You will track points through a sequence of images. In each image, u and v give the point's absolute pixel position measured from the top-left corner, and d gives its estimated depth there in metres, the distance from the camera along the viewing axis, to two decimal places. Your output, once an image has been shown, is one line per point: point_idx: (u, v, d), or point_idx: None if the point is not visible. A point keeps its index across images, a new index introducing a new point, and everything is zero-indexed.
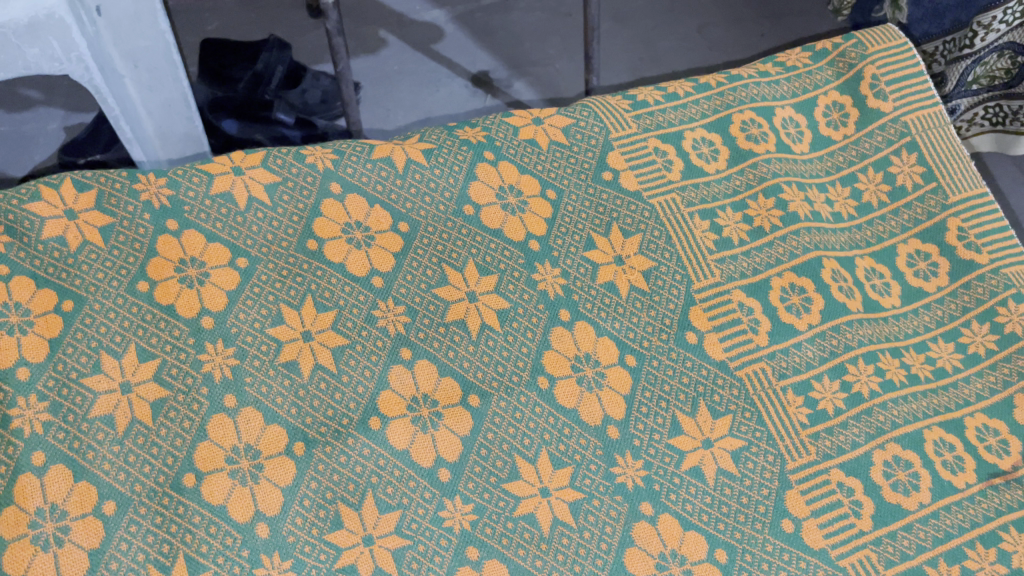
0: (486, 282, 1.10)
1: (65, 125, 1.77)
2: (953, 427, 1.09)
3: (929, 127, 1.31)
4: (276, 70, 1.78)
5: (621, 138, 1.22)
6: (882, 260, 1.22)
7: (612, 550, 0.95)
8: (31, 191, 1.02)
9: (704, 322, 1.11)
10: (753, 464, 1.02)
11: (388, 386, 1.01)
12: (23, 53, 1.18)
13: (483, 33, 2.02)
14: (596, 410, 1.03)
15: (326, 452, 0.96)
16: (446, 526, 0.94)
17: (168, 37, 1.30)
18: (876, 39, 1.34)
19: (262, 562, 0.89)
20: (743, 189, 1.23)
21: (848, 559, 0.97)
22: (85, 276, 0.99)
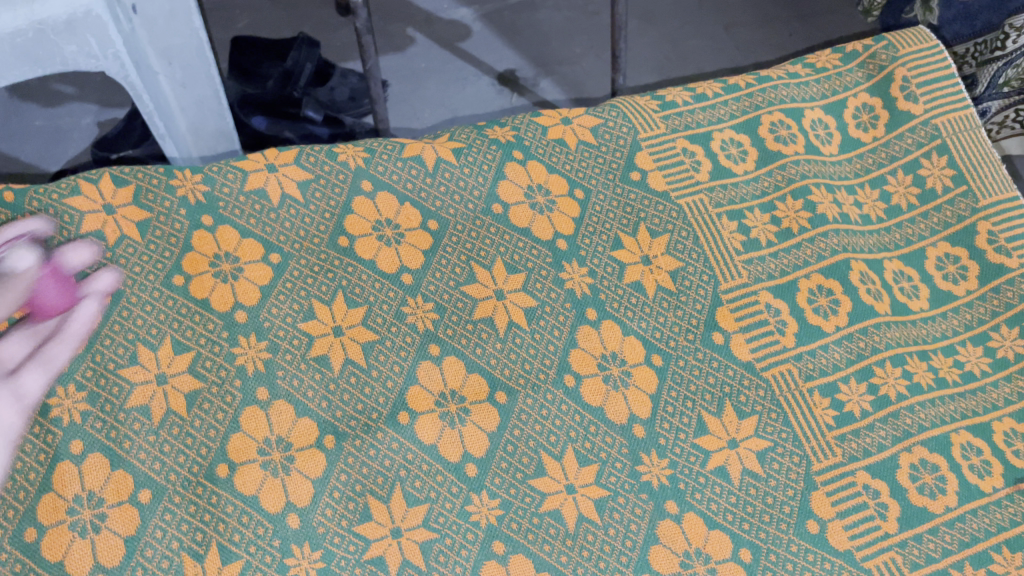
0: (514, 280, 1.11)
1: (98, 120, 1.80)
2: (981, 431, 1.08)
3: (960, 130, 1.31)
4: (304, 67, 1.78)
5: (649, 138, 1.23)
6: (910, 262, 1.22)
7: (637, 547, 0.96)
8: (70, 185, 1.04)
9: (731, 323, 1.12)
10: (779, 465, 1.03)
11: (416, 381, 1.03)
12: (61, 50, 1.19)
13: (510, 32, 2.03)
14: (622, 409, 1.04)
15: (356, 446, 0.98)
16: (472, 520, 0.95)
17: (201, 35, 1.31)
18: (906, 41, 1.34)
19: (293, 552, 0.91)
20: (771, 190, 1.23)
21: (873, 560, 0.98)
22: (122, 270, 1.02)
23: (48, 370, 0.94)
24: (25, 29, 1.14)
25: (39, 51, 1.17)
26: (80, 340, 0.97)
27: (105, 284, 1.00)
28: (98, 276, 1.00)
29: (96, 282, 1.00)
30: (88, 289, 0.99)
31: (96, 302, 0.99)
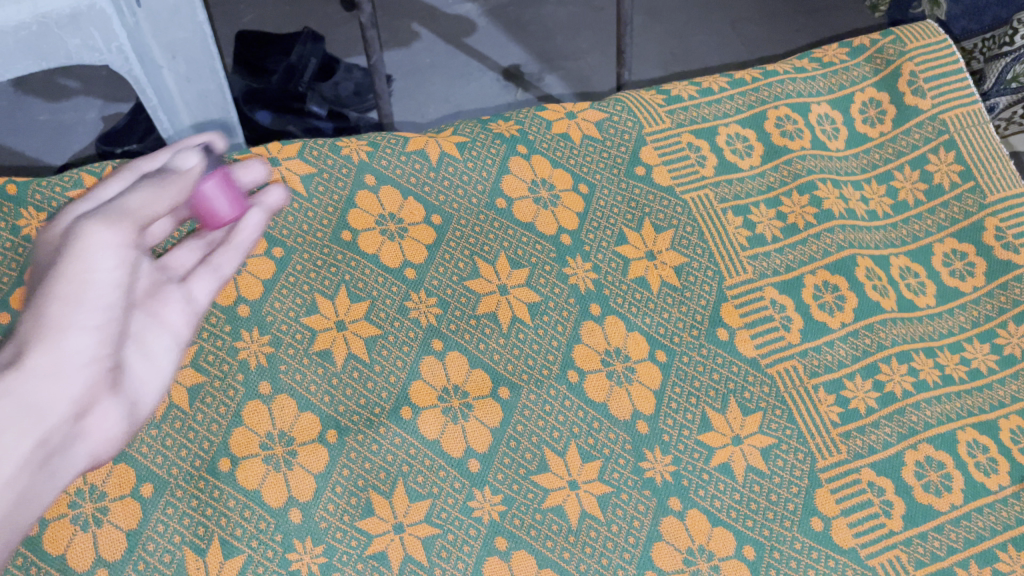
0: (518, 275, 1.10)
1: (103, 115, 1.80)
2: (987, 428, 1.08)
3: (967, 125, 1.29)
4: (310, 62, 1.79)
5: (654, 133, 1.22)
6: (917, 258, 1.21)
7: (640, 544, 0.96)
8: (74, 180, 1.05)
9: (736, 319, 1.11)
10: (783, 462, 1.02)
11: (419, 376, 1.02)
12: (65, 44, 1.18)
13: (516, 27, 2.03)
14: (625, 405, 1.04)
15: (358, 440, 0.97)
16: (475, 516, 0.95)
17: (206, 29, 1.30)
18: (913, 36, 1.33)
19: (295, 547, 0.91)
20: (777, 185, 1.22)
21: (877, 558, 0.97)
22: None
23: (219, 277, 0.97)
24: (29, 22, 1.13)
25: (43, 45, 1.16)
26: (245, 247, 1.00)
27: (273, 200, 1.04)
28: (269, 192, 1.04)
29: (267, 196, 1.04)
30: (259, 202, 1.02)
31: (262, 214, 1.02)
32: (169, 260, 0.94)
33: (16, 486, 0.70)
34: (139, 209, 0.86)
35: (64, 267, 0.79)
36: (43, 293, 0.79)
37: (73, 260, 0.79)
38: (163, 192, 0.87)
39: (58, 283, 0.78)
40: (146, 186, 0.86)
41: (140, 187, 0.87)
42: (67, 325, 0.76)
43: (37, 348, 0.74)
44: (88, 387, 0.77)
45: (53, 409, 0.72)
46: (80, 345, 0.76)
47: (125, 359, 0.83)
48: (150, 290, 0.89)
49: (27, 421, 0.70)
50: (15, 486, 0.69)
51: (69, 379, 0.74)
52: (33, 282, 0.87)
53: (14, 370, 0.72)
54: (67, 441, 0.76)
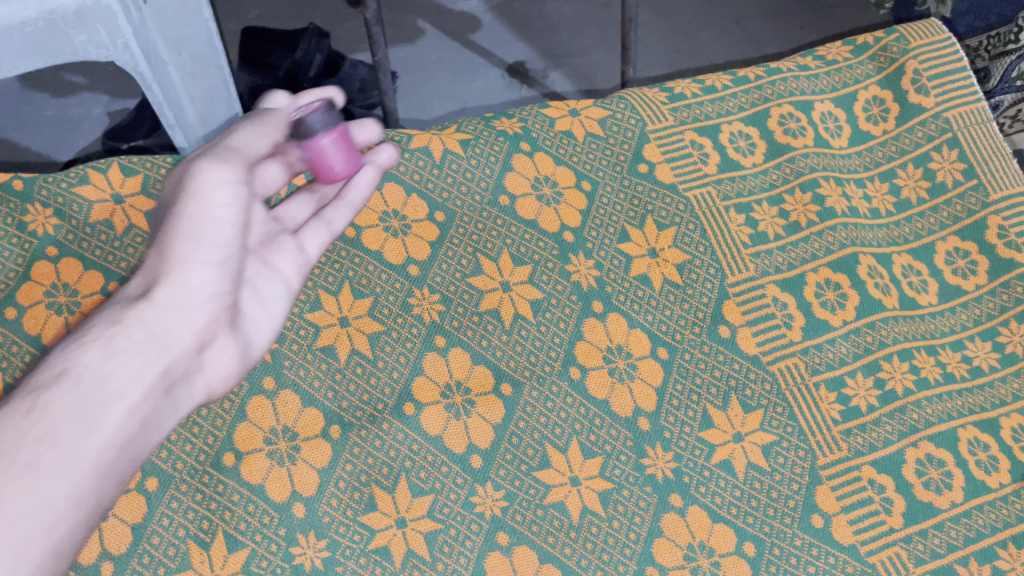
0: (520, 272, 1.11)
1: (109, 111, 1.81)
2: (988, 427, 1.08)
3: (971, 123, 1.29)
4: (315, 58, 1.80)
5: (657, 131, 1.22)
6: (920, 257, 1.21)
7: (640, 540, 0.96)
8: (79, 175, 1.06)
9: (738, 316, 1.11)
10: (784, 459, 1.03)
11: (422, 372, 1.03)
12: (71, 40, 1.19)
13: (520, 24, 2.03)
14: (627, 402, 1.04)
15: (361, 436, 0.98)
16: (477, 511, 0.96)
17: (210, 25, 1.32)
18: (918, 34, 1.33)
19: (298, 541, 0.92)
20: (780, 183, 1.22)
21: (877, 555, 0.98)
22: (129, 259, 1.03)
23: (329, 232, 1.03)
24: (35, 18, 1.13)
25: (50, 41, 1.17)
26: (357, 204, 1.05)
27: (385, 158, 1.07)
28: (380, 150, 1.07)
29: (380, 155, 1.07)
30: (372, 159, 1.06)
31: (375, 172, 1.05)
32: (281, 212, 1.03)
33: (138, 409, 0.78)
34: (252, 151, 0.91)
35: (184, 211, 0.86)
36: (165, 227, 0.87)
37: (191, 205, 0.86)
38: (263, 136, 0.92)
39: (180, 220, 0.85)
40: (249, 125, 0.91)
41: (246, 125, 0.93)
42: (190, 262, 0.84)
43: (164, 283, 0.83)
44: (212, 318, 0.87)
45: (177, 336, 0.83)
46: (206, 282, 0.86)
47: (241, 303, 0.92)
48: (263, 239, 0.98)
49: (150, 348, 0.81)
50: (139, 410, 0.78)
51: (193, 311, 0.85)
52: (156, 216, 0.94)
53: (144, 303, 0.82)
54: (187, 371, 0.85)
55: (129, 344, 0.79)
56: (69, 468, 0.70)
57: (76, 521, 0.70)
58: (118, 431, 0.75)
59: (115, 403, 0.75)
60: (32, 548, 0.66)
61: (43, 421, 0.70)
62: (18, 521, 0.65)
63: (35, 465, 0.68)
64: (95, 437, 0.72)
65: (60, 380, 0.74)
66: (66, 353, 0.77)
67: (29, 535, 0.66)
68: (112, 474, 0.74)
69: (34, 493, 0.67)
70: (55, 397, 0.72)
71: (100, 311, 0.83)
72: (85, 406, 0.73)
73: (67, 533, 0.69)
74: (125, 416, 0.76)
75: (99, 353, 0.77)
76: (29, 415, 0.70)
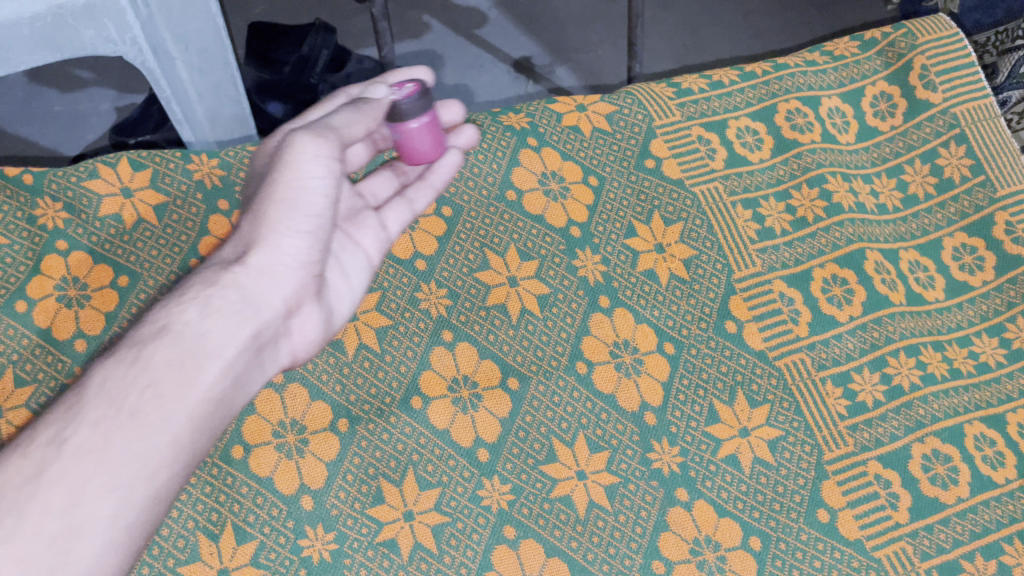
0: (527, 267, 1.11)
1: (116, 106, 1.81)
2: (994, 422, 1.08)
3: (979, 120, 1.29)
4: (321, 53, 1.79)
5: (665, 126, 1.22)
6: (926, 252, 1.21)
7: (647, 534, 0.97)
8: (89, 169, 1.07)
9: (744, 312, 1.12)
10: (790, 454, 1.03)
11: (429, 367, 1.03)
12: (80, 35, 1.19)
13: (527, 20, 2.04)
14: (634, 396, 1.05)
15: (369, 429, 0.99)
16: (484, 505, 0.96)
17: (218, 20, 1.30)
18: (925, 30, 1.32)
19: (306, 533, 0.92)
20: (787, 179, 1.22)
21: (882, 550, 0.98)
22: (139, 253, 1.04)
23: (412, 210, 1.03)
24: (44, 13, 1.14)
25: (58, 36, 1.17)
26: (440, 186, 1.05)
27: (465, 141, 1.09)
28: (461, 132, 1.09)
29: (460, 137, 1.09)
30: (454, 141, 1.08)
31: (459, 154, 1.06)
32: (364, 188, 1.04)
33: (233, 367, 0.79)
34: (347, 131, 0.88)
35: (279, 180, 0.85)
36: (260, 195, 0.87)
37: (287, 175, 0.85)
38: (359, 116, 0.89)
39: (277, 186, 0.85)
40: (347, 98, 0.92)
41: (344, 107, 0.90)
42: (285, 228, 0.85)
43: (258, 249, 0.84)
44: (303, 286, 0.87)
45: (271, 301, 0.83)
46: (297, 249, 0.86)
47: (326, 272, 0.93)
48: (347, 214, 0.98)
49: (246, 312, 0.81)
50: (235, 367, 0.79)
51: (286, 278, 0.85)
52: (249, 182, 0.94)
53: (239, 266, 0.83)
54: (276, 335, 0.86)
55: (225, 305, 0.80)
56: (171, 419, 0.72)
57: (173, 471, 0.72)
58: (215, 387, 0.77)
59: (213, 360, 0.77)
60: (134, 494, 0.68)
61: (147, 372, 0.73)
62: (122, 467, 0.68)
63: (138, 413, 0.70)
64: (193, 392, 0.74)
65: (161, 335, 0.76)
66: (167, 309, 0.79)
67: (131, 481, 0.68)
68: (208, 430, 0.76)
69: (138, 440, 0.69)
70: (158, 350, 0.75)
71: (196, 271, 0.84)
72: (186, 362, 0.75)
73: (166, 484, 0.71)
74: (221, 373, 0.78)
75: (198, 311, 0.79)
76: (134, 365, 0.73)
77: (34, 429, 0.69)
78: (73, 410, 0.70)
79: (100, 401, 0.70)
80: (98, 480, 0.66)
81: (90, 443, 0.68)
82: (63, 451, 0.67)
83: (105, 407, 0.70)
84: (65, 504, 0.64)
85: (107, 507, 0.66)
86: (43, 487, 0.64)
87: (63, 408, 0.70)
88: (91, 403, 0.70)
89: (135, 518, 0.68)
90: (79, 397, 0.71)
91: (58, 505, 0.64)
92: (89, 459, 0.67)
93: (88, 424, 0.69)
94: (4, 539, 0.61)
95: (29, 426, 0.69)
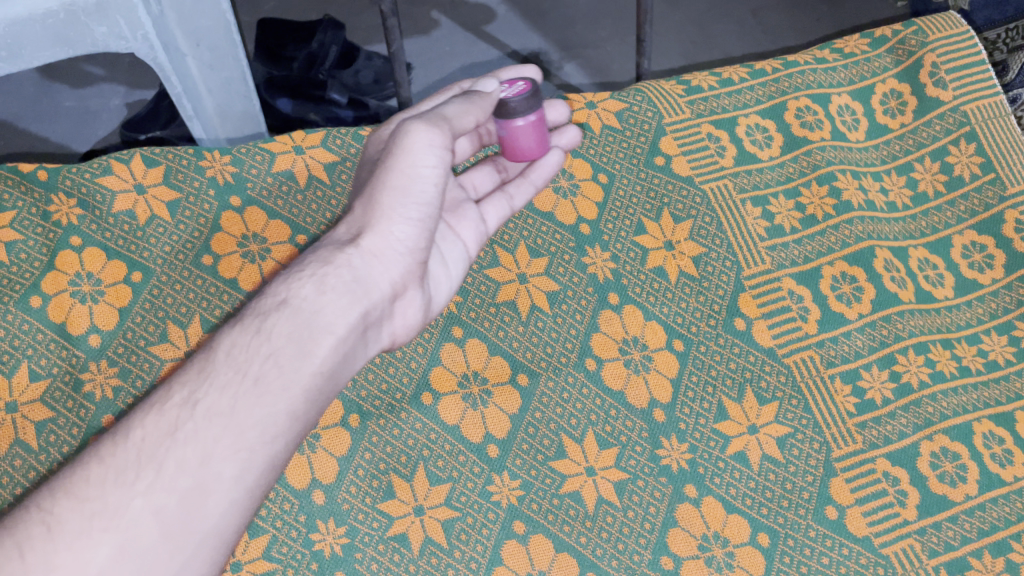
0: (537, 264, 1.12)
1: (127, 102, 1.82)
2: (1003, 420, 1.08)
3: (989, 118, 1.29)
4: (331, 50, 1.80)
5: (674, 124, 1.22)
6: (936, 250, 1.21)
7: (655, 530, 0.97)
8: (102, 165, 1.08)
9: (753, 309, 1.12)
10: (799, 451, 1.03)
11: (439, 363, 1.04)
12: (92, 31, 1.19)
13: (535, 15, 2.05)
14: (642, 393, 1.05)
15: (379, 425, 0.99)
16: (494, 500, 0.97)
17: (228, 17, 1.29)
18: (936, 27, 1.32)
19: (318, 527, 0.94)
20: (796, 176, 1.22)
21: (890, 547, 0.99)
22: (152, 249, 1.05)
23: (510, 206, 1.07)
24: (56, 10, 1.15)
25: (70, 32, 1.18)
26: (539, 183, 1.08)
27: (567, 140, 1.11)
28: (564, 132, 1.11)
29: (563, 137, 1.11)
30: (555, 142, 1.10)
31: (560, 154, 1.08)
32: (466, 180, 1.07)
33: (346, 345, 0.83)
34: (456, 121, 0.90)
35: (393, 166, 0.88)
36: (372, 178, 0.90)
37: (401, 160, 0.88)
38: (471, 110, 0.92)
39: (391, 174, 0.88)
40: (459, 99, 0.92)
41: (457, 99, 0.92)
42: (397, 213, 0.88)
43: (371, 231, 0.87)
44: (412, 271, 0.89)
45: (382, 283, 0.86)
46: (407, 234, 0.89)
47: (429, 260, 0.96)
48: (450, 205, 1.02)
49: (359, 292, 0.84)
50: (348, 343, 0.83)
51: (396, 262, 0.88)
52: (362, 167, 0.99)
53: (354, 246, 0.86)
54: (382, 316, 0.88)
55: (340, 283, 0.83)
56: (289, 389, 0.77)
57: (289, 439, 0.77)
58: (329, 363, 0.81)
59: (326, 336, 0.81)
60: (255, 458, 0.74)
61: (269, 342, 0.78)
62: (246, 431, 0.74)
63: (261, 380, 0.76)
64: (308, 364, 0.79)
65: (282, 307, 0.81)
66: (288, 282, 0.83)
67: (252, 445, 0.74)
68: (321, 403, 0.80)
69: (261, 406, 0.75)
70: (279, 322, 0.80)
71: (312, 248, 0.88)
72: (304, 335, 0.80)
73: (281, 451, 0.76)
74: (336, 349, 0.81)
75: (316, 287, 0.83)
76: (257, 335, 0.79)
77: (167, 389, 0.76)
78: (203, 373, 0.76)
79: (228, 367, 0.77)
80: (226, 441, 0.73)
81: (218, 406, 0.74)
82: (195, 412, 0.74)
83: (231, 374, 0.76)
84: (195, 463, 0.71)
85: (230, 468, 0.72)
86: (176, 445, 0.72)
87: (195, 369, 0.77)
88: (220, 368, 0.77)
89: (253, 482, 0.74)
90: (208, 361, 0.78)
91: (189, 463, 0.71)
92: (217, 422, 0.73)
93: (216, 389, 0.75)
94: (144, 490, 0.69)
95: (163, 386, 0.77)
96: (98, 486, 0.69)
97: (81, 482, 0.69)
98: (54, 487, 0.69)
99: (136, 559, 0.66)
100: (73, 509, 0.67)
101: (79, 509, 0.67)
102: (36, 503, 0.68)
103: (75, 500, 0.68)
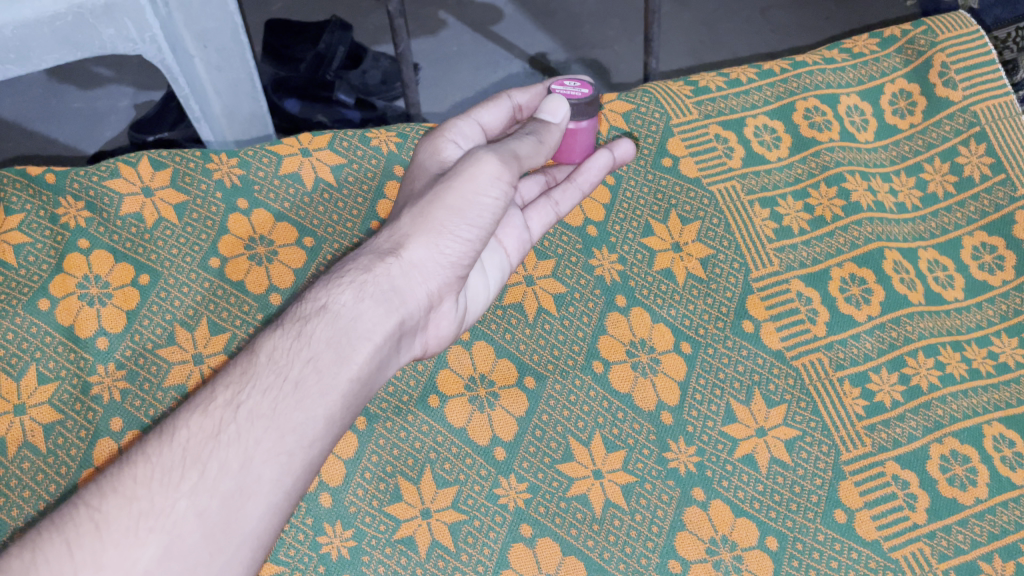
0: (544, 266, 1.12)
1: (135, 102, 1.83)
2: (1014, 423, 1.08)
3: (999, 117, 1.28)
4: (338, 50, 1.79)
5: (681, 124, 1.21)
6: (946, 252, 1.21)
7: (663, 533, 0.97)
8: (110, 168, 1.08)
9: (762, 311, 1.11)
10: (807, 454, 1.03)
11: (446, 365, 1.04)
12: (99, 33, 1.18)
13: (542, 15, 2.04)
14: (650, 396, 1.05)
15: (386, 428, 1.00)
16: (501, 503, 0.97)
17: (236, 18, 1.29)
18: (946, 26, 1.31)
19: (325, 530, 0.94)
20: (805, 177, 1.21)
21: (900, 551, 0.98)
22: (160, 251, 1.06)
23: (555, 211, 1.08)
24: (65, 12, 1.13)
25: (78, 35, 1.17)
26: (586, 186, 1.09)
27: (621, 153, 1.10)
28: (619, 143, 1.10)
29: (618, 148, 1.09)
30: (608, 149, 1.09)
31: (609, 157, 1.08)
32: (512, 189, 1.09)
33: (382, 351, 0.85)
34: (527, 157, 0.91)
35: (460, 186, 0.88)
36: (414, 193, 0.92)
37: (464, 184, 0.88)
38: (541, 149, 0.93)
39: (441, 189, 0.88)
40: (530, 136, 0.92)
41: (528, 133, 0.93)
42: (448, 230, 0.88)
43: (417, 241, 0.87)
44: (450, 283, 0.91)
45: (421, 293, 0.88)
46: (453, 250, 0.89)
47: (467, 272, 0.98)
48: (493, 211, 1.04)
49: (397, 301, 0.86)
50: (383, 351, 0.85)
51: (437, 274, 0.88)
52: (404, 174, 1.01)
53: (395, 256, 0.87)
54: (418, 324, 0.91)
55: (379, 292, 0.85)
56: (327, 394, 0.80)
57: (325, 443, 0.80)
58: (365, 369, 0.83)
59: (365, 342, 0.83)
60: (293, 462, 0.77)
61: (309, 347, 0.81)
62: (286, 435, 0.77)
63: (300, 384, 0.79)
64: (347, 370, 0.82)
65: (322, 313, 0.83)
66: (328, 289, 0.85)
67: (292, 449, 0.77)
68: (356, 407, 0.83)
69: (300, 410, 0.78)
70: (319, 327, 0.82)
71: (356, 253, 0.89)
72: (343, 341, 0.82)
73: (317, 455, 0.79)
74: (371, 356, 0.84)
75: (354, 294, 0.84)
76: (298, 339, 0.82)
77: (210, 391, 0.79)
78: (245, 375, 0.79)
79: (269, 370, 0.80)
80: (266, 445, 0.76)
81: (260, 409, 0.77)
82: (238, 414, 0.77)
83: (273, 377, 0.79)
84: (238, 465, 0.74)
85: (271, 471, 0.75)
86: (220, 446, 0.75)
87: (238, 371, 0.80)
88: (262, 372, 0.80)
89: (291, 485, 0.76)
90: (250, 363, 0.81)
91: (232, 465, 0.74)
92: (259, 425, 0.76)
93: (258, 391, 0.78)
94: (189, 492, 0.72)
95: (206, 386, 0.80)
96: (145, 485, 0.71)
97: (128, 480, 0.72)
98: (102, 485, 0.71)
99: (180, 559, 0.69)
100: (121, 507, 0.70)
101: (127, 508, 0.70)
102: (84, 500, 0.71)
103: (123, 498, 0.70)
